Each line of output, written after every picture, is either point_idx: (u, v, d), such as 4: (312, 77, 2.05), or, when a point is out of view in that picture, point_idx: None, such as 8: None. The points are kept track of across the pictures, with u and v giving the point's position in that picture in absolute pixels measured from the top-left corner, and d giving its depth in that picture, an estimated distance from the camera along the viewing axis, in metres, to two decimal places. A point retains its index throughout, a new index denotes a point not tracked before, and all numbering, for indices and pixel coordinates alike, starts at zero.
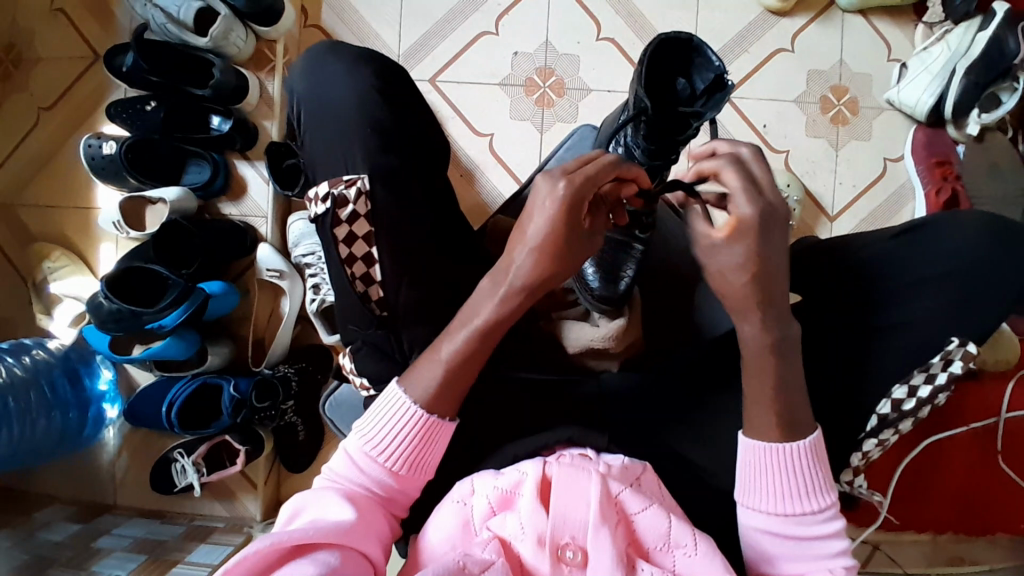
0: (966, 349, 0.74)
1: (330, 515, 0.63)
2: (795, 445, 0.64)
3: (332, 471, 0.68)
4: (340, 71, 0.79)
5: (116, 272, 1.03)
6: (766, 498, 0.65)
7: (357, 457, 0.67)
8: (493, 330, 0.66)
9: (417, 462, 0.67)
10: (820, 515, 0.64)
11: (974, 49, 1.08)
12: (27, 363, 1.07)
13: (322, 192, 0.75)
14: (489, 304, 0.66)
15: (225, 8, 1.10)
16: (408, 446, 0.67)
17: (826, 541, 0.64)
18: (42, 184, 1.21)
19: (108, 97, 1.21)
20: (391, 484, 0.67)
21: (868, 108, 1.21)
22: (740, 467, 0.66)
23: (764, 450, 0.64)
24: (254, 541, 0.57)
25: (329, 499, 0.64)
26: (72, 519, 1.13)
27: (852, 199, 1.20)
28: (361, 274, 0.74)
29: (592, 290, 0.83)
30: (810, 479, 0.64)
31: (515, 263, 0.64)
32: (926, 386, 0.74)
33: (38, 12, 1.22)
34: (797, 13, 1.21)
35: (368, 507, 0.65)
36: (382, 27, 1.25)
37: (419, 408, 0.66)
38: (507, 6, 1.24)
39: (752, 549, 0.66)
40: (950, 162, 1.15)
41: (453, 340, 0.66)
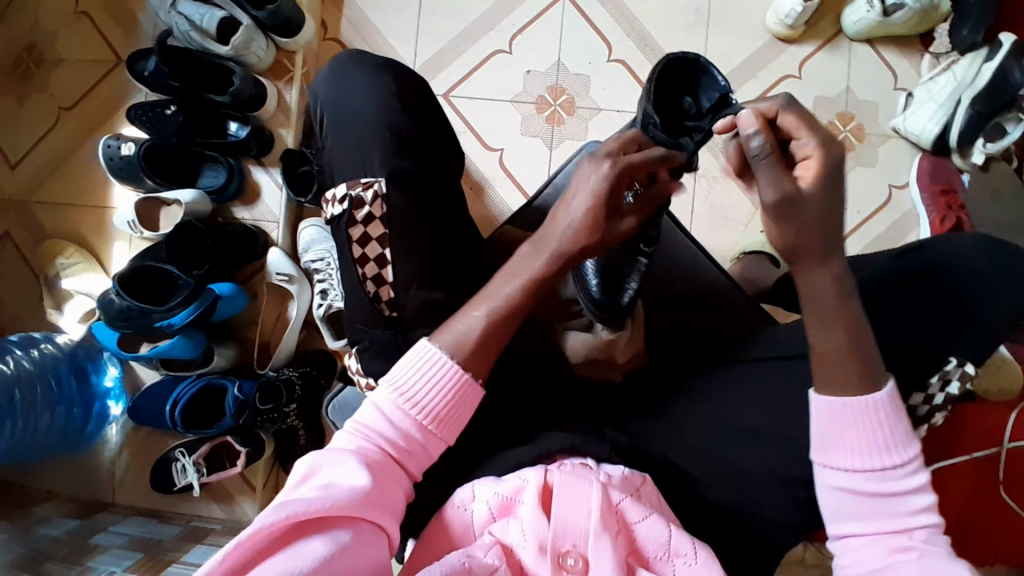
0: (962, 368, 0.76)
1: (349, 480, 0.62)
2: (875, 396, 0.62)
3: (358, 422, 0.68)
4: (357, 75, 0.81)
5: (128, 270, 1.04)
6: (847, 457, 0.62)
7: (386, 410, 0.67)
8: (526, 299, 0.70)
9: (445, 420, 0.68)
10: (904, 468, 0.62)
11: (980, 79, 1.09)
12: (35, 356, 1.08)
13: (340, 194, 0.78)
14: (530, 269, 0.71)
15: (248, 18, 1.14)
16: (438, 404, 0.68)
17: (906, 496, 0.62)
18: (60, 183, 1.24)
19: (128, 100, 1.24)
20: (417, 441, 0.68)
21: (873, 134, 1.22)
22: (817, 431, 0.64)
23: (838, 404, 0.62)
24: (268, 515, 0.57)
25: (349, 462, 0.64)
26: (71, 515, 1.13)
27: (858, 224, 1.21)
28: (372, 275, 0.77)
29: (592, 296, 0.82)
30: (893, 428, 0.62)
31: (558, 232, 0.70)
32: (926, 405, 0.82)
33: (65, 17, 1.26)
34: (804, 41, 1.23)
35: (390, 466, 0.66)
36: (400, 42, 1.28)
37: (455, 365, 0.68)
38: (521, 27, 1.27)
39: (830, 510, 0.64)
40: (954, 191, 1.17)
41: (450, 330, 0.70)
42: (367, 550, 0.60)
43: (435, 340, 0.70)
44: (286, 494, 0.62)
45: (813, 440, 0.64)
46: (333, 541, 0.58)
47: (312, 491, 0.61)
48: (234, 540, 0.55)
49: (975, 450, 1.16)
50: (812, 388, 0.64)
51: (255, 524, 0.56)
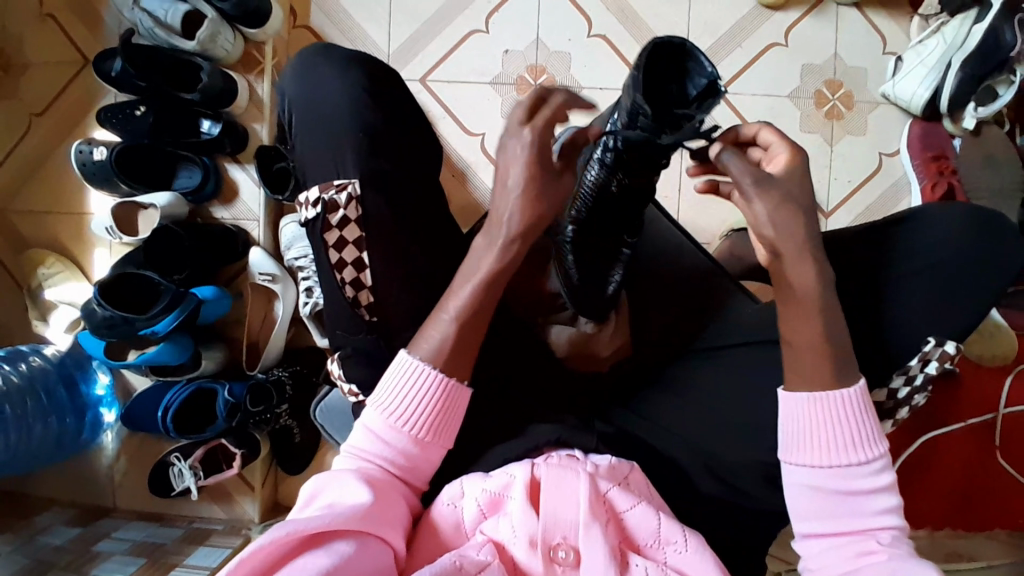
0: (943, 348, 0.71)
1: (347, 497, 0.60)
2: (840, 393, 0.62)
3: (353, 446, 0.66)
4: (304, 69, 0.76)
5: (108, 278, 1.03)
6: (816, 455, 0.63)
7: (380, 429, 0.66)
8: (496, 287, 0.68)
9: (441, 431, 0.66)
10: (871, 466, 0.62)
11: (970, 42, 1.06)
12: (23, 369, 1.08)
13: (312, 197, 0.72)
14: (490, 260, 0.67)
15: (212, 11, 1.10)
16: (427, 413, 0.65)
17: (871, 497, 0.62)
18: (33, 189, 1.21)
19: (97, 102, 1.20)
20: (415, 455, 0.66)
21: (863, 102, 1.19)
22: (786, 429, 0.64)
23: (811, 401, 0.63)
24: (270, 531, 0.54)
25: (348, 482, 0.62)
26: (73, 523, 1.14)
27: (848, 194, 1.19)
28: (351, 279, 0.71)
29: (574, 292, 0.80)
30: (862, 426, 0.63)
31: (504, 215, 0.65)
32: (906, 388, 0.74)
33: (24, 18, 1.21)
34: (790, 6, 1.19)
35: (393, 486, 0.64)
36: (371, 26, 1.23)
37: (437, 371, 0.66)
38: (497, 5, 1.22)
39: (794, 505, 0.64)
40: (947, 156, 1.14)
41: (426, 340, 0.67)
42: (376, 565, 0.56)
43: (413, 351, 0.67)
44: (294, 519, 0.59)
45: (782, 441, 0.65)
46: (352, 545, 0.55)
47: (321, 510, 0.59)
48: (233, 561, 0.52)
49: (971, 417, 1.16)
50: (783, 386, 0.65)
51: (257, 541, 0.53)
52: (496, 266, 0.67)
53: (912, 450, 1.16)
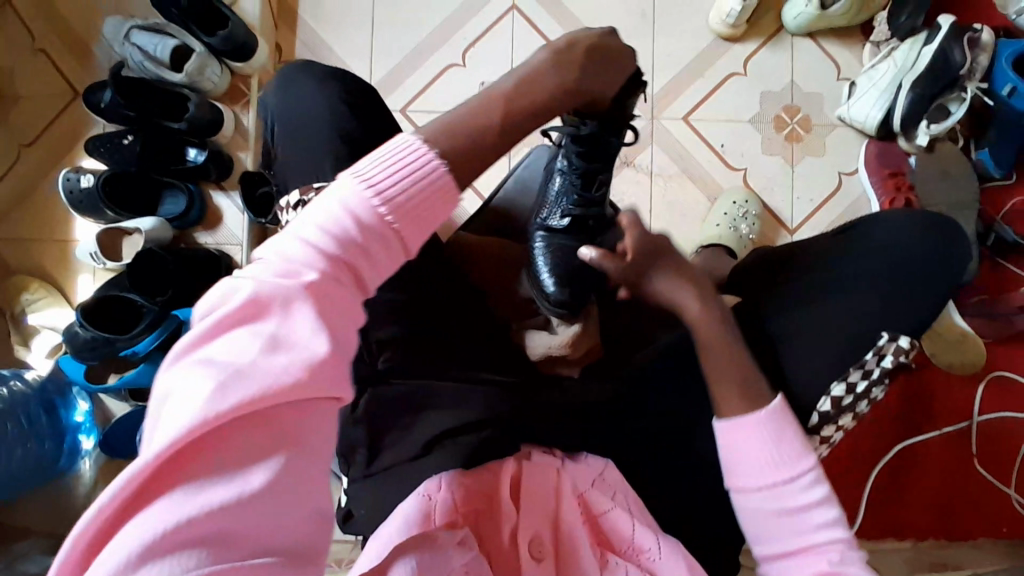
0: (897, 343, 0.74)
1: (302, 336, 0.45)
2: (755, 414, 0.65)
3: (314, 228, 0.49)
4: (284, 87, 0.80)
5: (92, 300, 1.06)
6: (753, 476, 0.64)
7: (351, 208, 0.50)
8: (485, 139, 0.55)
9: (413, 226, 0.51)
10: (802, 479, 0.64)
11: (919, 63, 1.15)
12: (4, 393, 1.08)
13: (294, 201, 0.75)
14: (482, 117, 0.56)
15: (201, 46, 1.16)
16: (411, 203, 0.51)
17: (810, 510, 0.63)
18: (21, 218, 1.24)
19: (86, 133, 1.25)
20: (383, 255, 0.51)
21: (820, 125, 1.26)
22: (724, 456, 0.67)
23: (733, 427, 0.66)
24: (199, 405, 0.41)
25: (300, 316, 0.46)
26: (48, 551, 1.12)
27: (811, 212, 1.24)
28: None
29: (549, 297, 0.89)
30: (785, 441, 0.65)
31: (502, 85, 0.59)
32: (863, 382, 0.74)
33: (16, 54, 1.26)
34: (747, 39, 1.27)
35: (348, 299, 0.49)
36: (354, 60, 1.30)
37: (435, 161, 0.52)
38: (473, 39, 1.29)
39: (750, 530, 0.66)
40: (903, 173, 1.20)
41: (394, 165, 0.51)
42: (327, 450, 0.46)
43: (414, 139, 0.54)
44: (207, 354, 0.44)
45: (722, 468, 0.67)
46: (273, 470, 0.42)
47: (253, 355, 0.44)
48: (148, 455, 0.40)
49: (946, 425, 1.18)
50: (714, 417, 0.67)
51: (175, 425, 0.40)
52: (478, 120, 0.56)
53: (890, 457, 1.18)
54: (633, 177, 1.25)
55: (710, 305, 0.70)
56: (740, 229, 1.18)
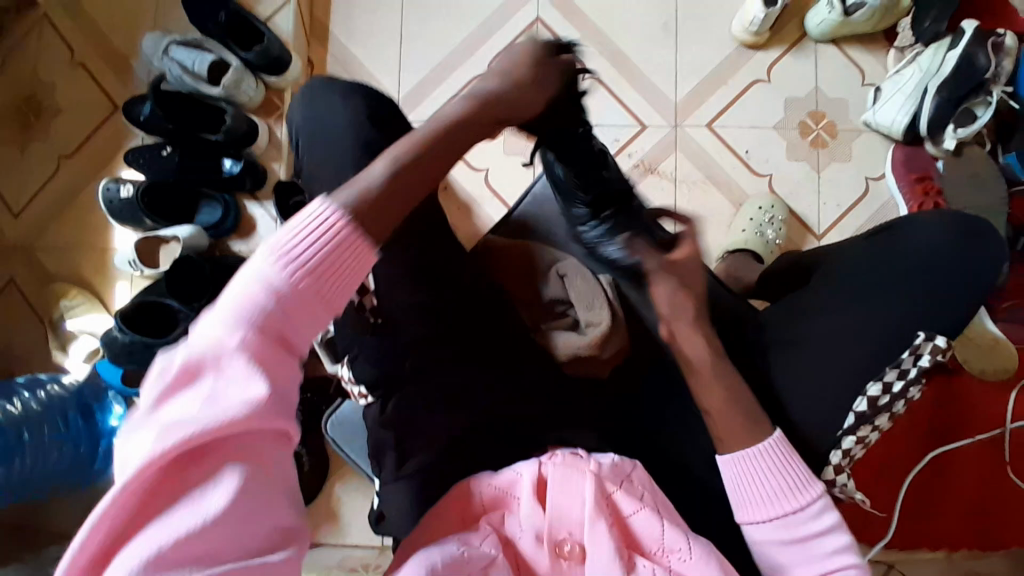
0: (934, 342, 0.73)
1: (237, 390, 0.48)
2: (761, 447, 0.68)
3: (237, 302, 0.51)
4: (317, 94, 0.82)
5: (129, 307, 1.08)
6: (759, 509, 0.68)
7: (265, 282, 0.51)
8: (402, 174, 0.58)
9: (336, 281, 0.53)
10: (810, 510, 0.67)
11: (944, 68, 1.15)
12: (42, 397, 1.12)
13: None
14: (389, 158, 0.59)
15: (237, 60, 1.20)
16: (325, 264, 0.52)
17: (821, 538, 0.67)
18: (62, 227, 1.28)
19: (125, 145, 1.29)
20: (309, 314, 0.52)
21: (846, 130, 1.26)
22: (730, 489, 0.70)
23: (738, 460, 0.69)
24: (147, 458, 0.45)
25: (235, 369, 0.49)
26: None
27: (838, 218, 1.24)
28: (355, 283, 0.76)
29: (621, 267, 0.84)
30: (790, 475, 0.68)
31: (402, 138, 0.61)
32: (899, 381, 0.73)
33: (60, 70, 1.32)
34: (771, 46, 1.28)
35: (284, 356, 0.51)
36: (383, 74, 1.33)
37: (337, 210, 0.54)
38: (498, 51, 1.32)
39: (764, 561, 0.69)
40: (930, 177, 1.20)
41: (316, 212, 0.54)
42: (280, 477, 0.50)
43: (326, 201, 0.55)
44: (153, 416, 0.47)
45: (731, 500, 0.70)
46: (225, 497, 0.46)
47: (195, 410, 0.47)
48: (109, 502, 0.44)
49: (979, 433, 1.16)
50: (719, 451, 0.70)
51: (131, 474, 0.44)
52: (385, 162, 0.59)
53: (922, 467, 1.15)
54: (658, 184, 1.26)
55: (704, 326, 0.72)
56: (767, 234, 1.18)
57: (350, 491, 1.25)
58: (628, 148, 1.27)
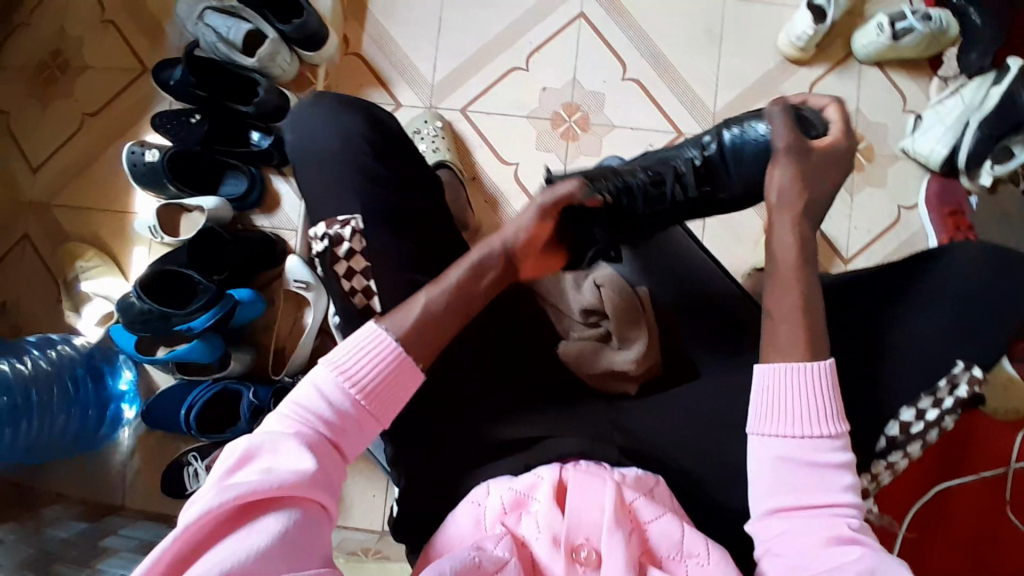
0: (971, 372, 0.73)
1: (290, 463, 0.59)
2: (815, 363, 0.66)
3: (295, 403, 0.63)
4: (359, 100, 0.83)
5: (150, 274, 1.06)
6: (788, 423, 0.65)
7: (324, 391, 0.63)
8: (455, 304, 0.71)
9: (381, 397, 0.65)
10: (834, 441, 0.64)
11: (988, 103, 1.13)
12: (52, 356, 1.11)
13: (320, 233, 0.77)
14: (449, 286, 0.72)
15: (273, 32, 1.17)
16: (374, 380, 0.65)
17: (838, 473, 0.63)
18: (82, 186, 1.26)
19: (151, 108, 1.27)
20: (353, 419, 0.63)
21: (882, 155, 1.25)
22: (759, 398, 0.67)
23: (784, 369, 0.66)
24: (210, 499, 0.54)
25: (290, 446, 0.60)
26: (81, 517, 1.13)
27: (867, 244, 1.23)
28: (361, 287, 0.75)
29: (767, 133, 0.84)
30: (825, 402, 0.65)
31: (456, 269, 0.73)
32: (934, 409, 0.72)
33: (89, 26, 1.29)
34: (814, 63, 1.26)
35: (329, 450, 0.62)
36: (418, 57, 1.31)
37: (394, 341, 0.66)
38: (538, 45, 1.30)
39: (765, 481, 0.65)
40: (963, 211, 1.19)
41: (395, 319, 0.68)
42: (320, 533, 0.57)
43: (380, 323, 0.68)
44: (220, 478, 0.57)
45: (752, 412, 0.67)
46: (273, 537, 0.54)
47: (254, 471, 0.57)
48: (178, 528, 0.53)
49: (983, 469, 1.16)
50: (760, 355, 0.69)
51: (199, 508, 0.54)
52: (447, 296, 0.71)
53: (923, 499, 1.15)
54: None
55: (802, 222, 0.74)
56: None
57: (352, 475, 1.24)
58: (661, 155, 1.26)
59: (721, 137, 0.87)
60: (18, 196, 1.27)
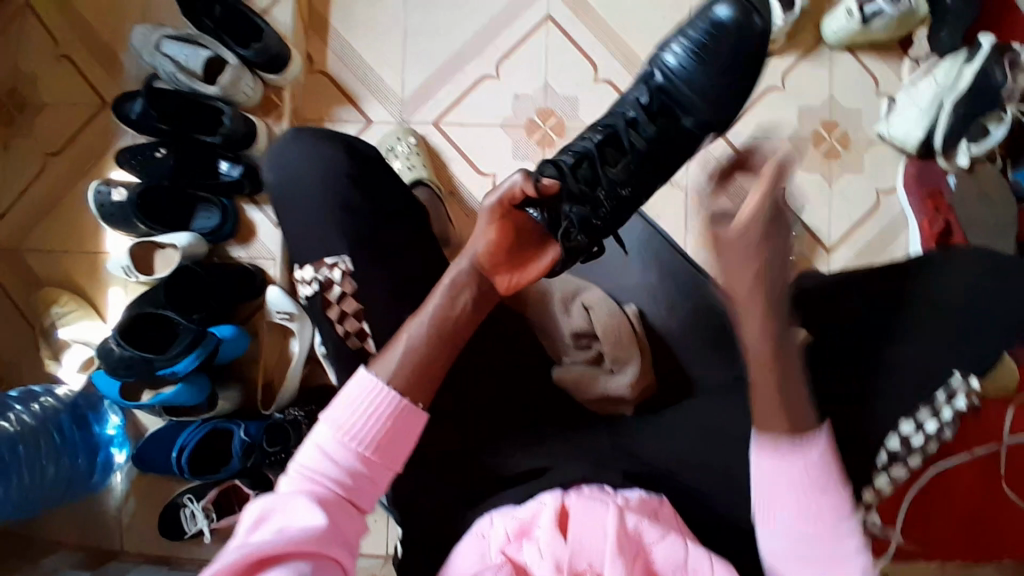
0: (969, 383, 0.73)
1: (300, 521, 0.58)
2: (805, 448, 0.65)
3: (301, 464, 0.62)
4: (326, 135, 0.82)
5: (126, 320, 1.04)
6: (792, 509, 0.65)
7: (328, 448, 0.62)
8: (441, 337, 0.70)
9: (387, 448, 0.64)
10: (842, 512, 0.64)
11: (961, 83, 1.11)
12: (35, 409, 1.08)
13: (309, 276, 0.76)
14: (435, 311, 0.71)
15: (234, 57, 1.14)
16: (379, 429, 0.64)
17: (850, 537, 0.64)
18: (49, 228, 1.23)
19: (114, 143, 1.23)
20: (362, 475, 0.63)
21: (859, 140, 1.25)
22: (759, 486, 0.66)
23: (774, 454, 0.65)
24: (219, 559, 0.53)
25: (299, 504, 0.59)
26: (80, 566, 1.11)
27: (849, 231, 1.23)
28: (354, 329, 0.74)
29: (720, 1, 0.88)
30: (824, 477, 0.65)
31: (434, 298, 0.72)
32: (934, 421, 0.72)
33: (42, 63, 1.25)
34: (786, 52, 1.25)
35: (339, 507, 0.61)
36: (386, 71, 1.28)
37: (390, 389, 0.65)
38: (507, 51, 1.27)
39: (784, 560, 0.66)
40: (941, 193, 1.18)
41: (385, 362, 0.67)
42: None
43: (373, 369, 0.67)
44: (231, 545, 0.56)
45: (755, 501, 0.67)
46: None
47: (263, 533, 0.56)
48: None
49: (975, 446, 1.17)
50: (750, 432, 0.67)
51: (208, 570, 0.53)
52: (435, 329, 0.70)
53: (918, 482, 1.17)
54: (669, 194, 1.24)
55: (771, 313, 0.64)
56: None
57: None
58: None
59: (663, 67, 0.89)
60: None
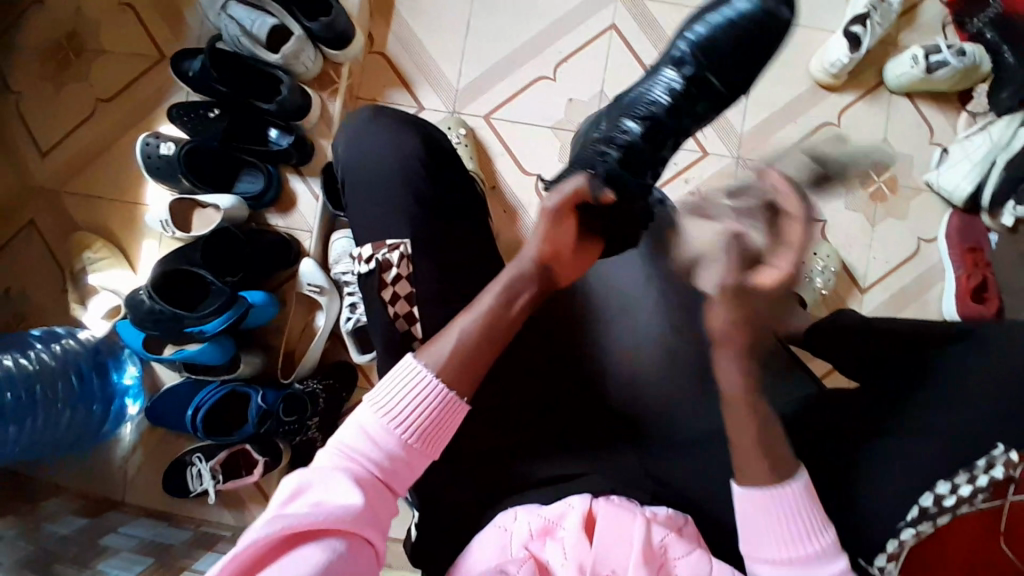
0: (1011, 456, 0.65)
1: (338, 497, 0.58)
2: (786, 487, 0.66)
3: (343, 441, 0.63)
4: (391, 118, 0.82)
5: (159, 273, 1.04)
6: (769, 546, 0.66)
7: (372, 431, 0.63)
8: (489, 332, 0.70)
9: (428, 438, 0.64)
10: (820, 556, 0.65)
11: (1015, 143, 1.13)
12: (56, 350, 1.08)
13: (368, 253, 0.76)
14: (486, 304, 0.71)
15: (300, 29, 1.14)
16: (425, 419, 0.64)
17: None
18: (91, 175, 1.23)
19: (166, 98, 1.23)
20: (401, 460, 0.63)
21: (907, 187, 1.24)
22: (741, 520, 0.68)
23: (754, 495, 0.67)
24: (260, 528, 0.53)
25: (338, 482, 0.59)
26: (80, 512, 1.11)
27: (885, 274, 1.23)
28: (404, 312, 0.74)
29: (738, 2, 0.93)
30: (804, 520, 0.65)
31: (486, 293, 0.73)
32: (968, 486, 0.65)
33: (104, 9, 1.25)
34: (845, 89, 1.25)
35: (376, 489, 0.61)
36: (444, 60, 1.28)
37: (437, 380, 0.65)
38: (567, 55, 1.27)
39: None
40: (982, 250, 1.18)
41: (434, 350, 0.67)
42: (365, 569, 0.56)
43: (420, 356, 0.67)
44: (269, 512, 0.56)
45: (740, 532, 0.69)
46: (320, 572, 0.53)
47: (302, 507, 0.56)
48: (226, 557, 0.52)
49: None
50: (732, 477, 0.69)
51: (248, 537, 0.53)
52: (482, 322, 0.70)
53: None
54: None
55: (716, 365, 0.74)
56: (815, 282, 1.17)
57: None
58: (684, 174, 1.25)
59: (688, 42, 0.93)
60: (25, 180, 1.23)
